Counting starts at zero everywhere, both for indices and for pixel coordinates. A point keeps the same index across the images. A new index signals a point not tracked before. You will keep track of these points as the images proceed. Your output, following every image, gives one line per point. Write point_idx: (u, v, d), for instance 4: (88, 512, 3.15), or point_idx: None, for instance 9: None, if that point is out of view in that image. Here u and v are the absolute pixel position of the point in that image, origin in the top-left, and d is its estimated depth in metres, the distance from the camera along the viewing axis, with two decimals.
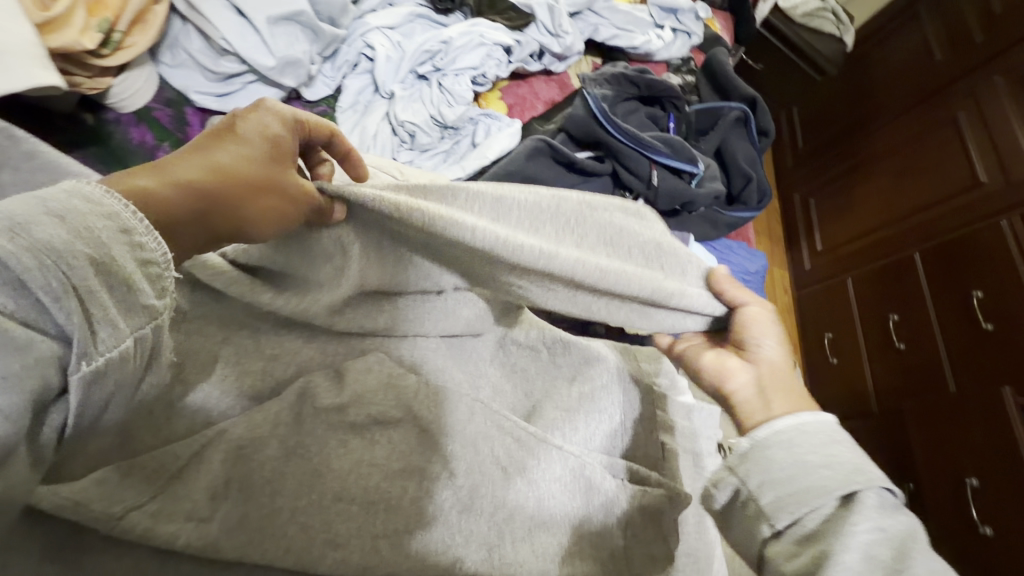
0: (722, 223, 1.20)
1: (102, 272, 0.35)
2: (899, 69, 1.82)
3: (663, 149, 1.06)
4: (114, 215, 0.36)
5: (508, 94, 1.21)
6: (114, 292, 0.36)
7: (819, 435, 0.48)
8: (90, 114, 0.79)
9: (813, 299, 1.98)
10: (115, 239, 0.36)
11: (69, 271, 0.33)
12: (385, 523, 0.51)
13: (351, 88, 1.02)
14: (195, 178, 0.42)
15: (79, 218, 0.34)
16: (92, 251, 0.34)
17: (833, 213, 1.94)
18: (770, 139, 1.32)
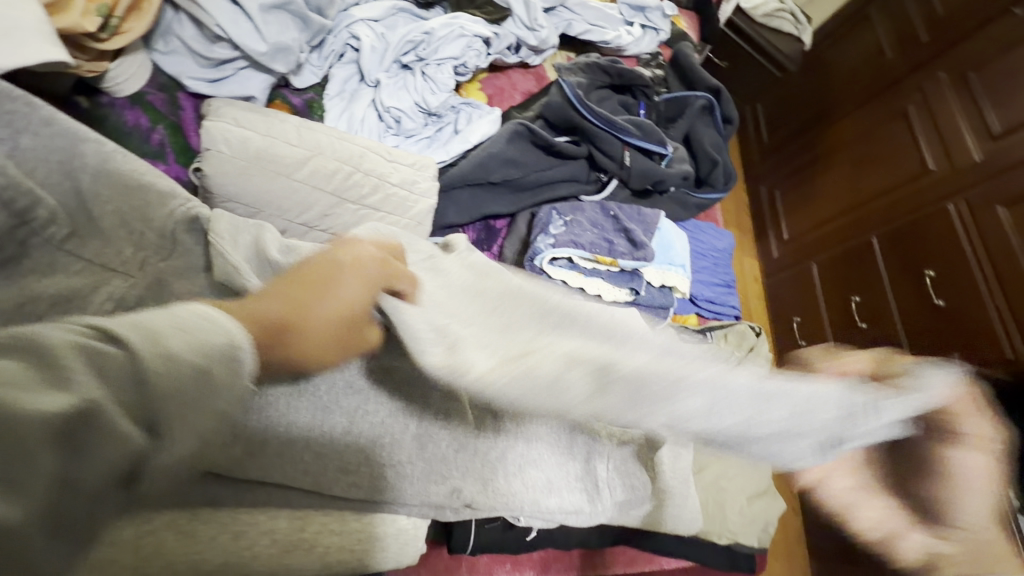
0: (692, 205, 1.30)
1: (188, 367, 0.32)
2: (854, 67, 1.95)
3: (635, 132, 1.14)
4: (223, 328, 0.35)
5: (487, 86, 1.28)
6: (203, 399, 0.33)
7: None
8: (85, 98, 0.82)
9: (781, 284, 2.06)
10: (228, 351, 0.34)
11: (148, 373, 0.31)
12: (391, 454, 0.57)
13: (337, 77, 1.07)
14: (275, 309, 0.41)
15: (194, 329, 0.34)
16: (197, 356, 0.33)
17: (798, 203, 2.04)
18: (733, 127, 1.42)
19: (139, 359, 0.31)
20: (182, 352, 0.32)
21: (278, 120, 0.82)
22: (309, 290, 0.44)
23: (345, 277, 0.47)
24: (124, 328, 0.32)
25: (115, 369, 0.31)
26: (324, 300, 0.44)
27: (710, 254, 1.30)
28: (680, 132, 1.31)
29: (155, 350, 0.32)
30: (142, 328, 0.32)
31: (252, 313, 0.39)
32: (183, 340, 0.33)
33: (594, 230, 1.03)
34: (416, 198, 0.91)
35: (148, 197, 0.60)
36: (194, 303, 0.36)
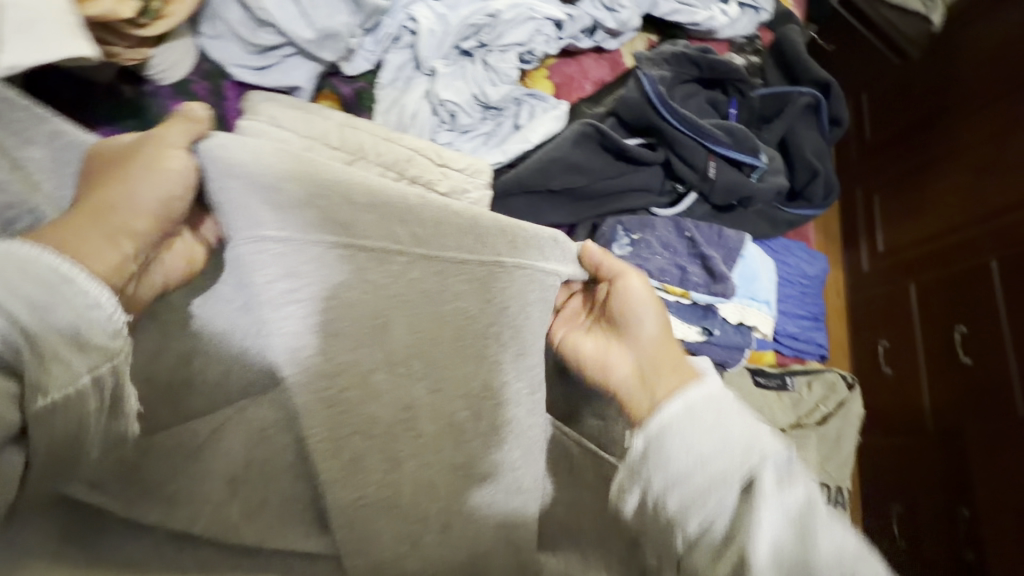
0: (781, 222, 1.12)
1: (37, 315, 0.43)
2: (990, 18, 1.44)
3: (723, 139, 0.98)
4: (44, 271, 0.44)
5: (555, 73, 1.14)
6: (64, 336, 0.44)
7: (704, 417, 0.54)
8: (130, 86, 0.78)
9: (868, 301, 1.68)
10: (66, 296, 0.45)
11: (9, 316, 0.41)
12: None
13: (392, 63, 0.96)
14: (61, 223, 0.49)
15: (28, 270, 0.43)
16: (35, 303, 0.43)
17: (897, 200, 1.61)
18: (841, 128, 1.22)
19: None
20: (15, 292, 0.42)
21: (320, 117, 0.75)
22: (123, 181, 0.53)
23: (152, 155, 0.54)
24: None
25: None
26: (136, 191, 0.53)
27: (797, 280, 1.13)
28: (775, 135, 1.12)
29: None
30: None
31: (77, 232, 0.49)
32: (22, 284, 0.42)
33: (664, 254, 0.90)
34: (464, 210, 0.81)
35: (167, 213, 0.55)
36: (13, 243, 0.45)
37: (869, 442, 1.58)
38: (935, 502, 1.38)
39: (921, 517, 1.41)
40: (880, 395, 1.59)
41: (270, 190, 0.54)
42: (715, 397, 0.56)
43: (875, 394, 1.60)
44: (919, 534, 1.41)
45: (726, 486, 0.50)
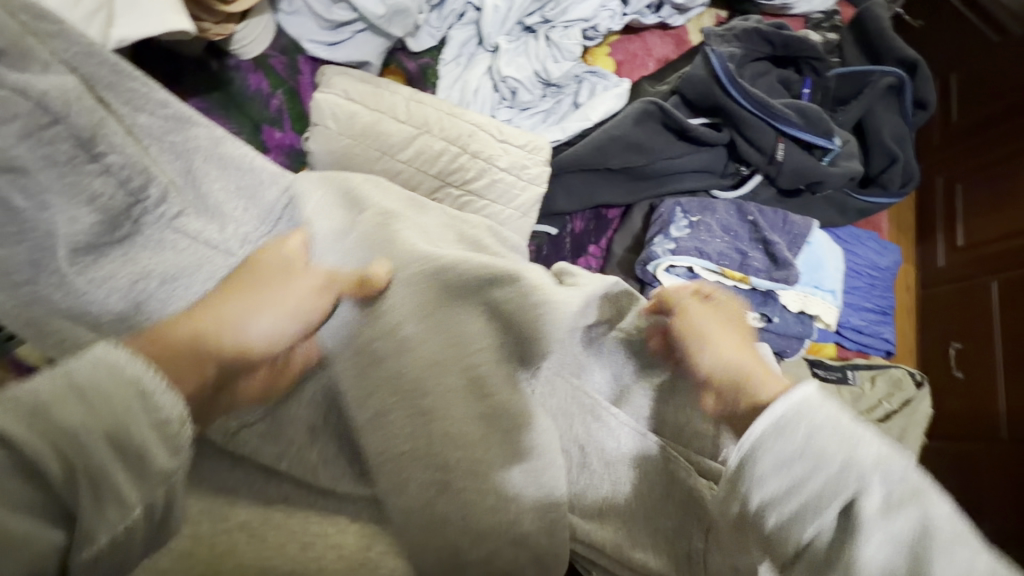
0: (852, 210, 1.08)
1: (113, 445, 0.35)
2: None
3: (794, 119, 0.93)
4: (137, 386, 0.36)
5: (617, 50, 1.12)
6: (124, 460, 0.36)
7: (823, 433, 0.44)
8: (215, 61, 0.83)
9: (941, 300, 1.57)
10: (138, 419, 0.36)
11: (73, 446, 0.34)
12: (470, 493, 0.52)
13: (456, 40, 0.98)
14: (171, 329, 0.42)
15: (96, 395, 0.35)
16: (110, 427, 0.35)
17: (984, 193, 1.48)
18: (927, 112, 1.13)
19: (24, 441, 0.32)
20: (82, 424, 0.34)
21: (387, 92, 0.78)
22: (249, 299, 0.47)
23: (290, 282, 0.50)
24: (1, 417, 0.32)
25: (34, 446, 0.33)
26: (263, 313, 0.47)
27: (866, 271, 1.07)
28: (852, 117, 1.06)
29: (37, 429, 0.33)
30: (32, 405, 0.33)
31: (190, 337, 0.42)
32: (80, 412, 0.35)
33: (725, 238, 0.88)
34: (523, 186, 0.82)
35: (259, 178, 0.58)
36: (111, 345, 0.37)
37: (934, 447, 1.49)
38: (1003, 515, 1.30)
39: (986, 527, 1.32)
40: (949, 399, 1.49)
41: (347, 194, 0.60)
42: (815, 406, 0.45)
43: (944, 397, 1.50)
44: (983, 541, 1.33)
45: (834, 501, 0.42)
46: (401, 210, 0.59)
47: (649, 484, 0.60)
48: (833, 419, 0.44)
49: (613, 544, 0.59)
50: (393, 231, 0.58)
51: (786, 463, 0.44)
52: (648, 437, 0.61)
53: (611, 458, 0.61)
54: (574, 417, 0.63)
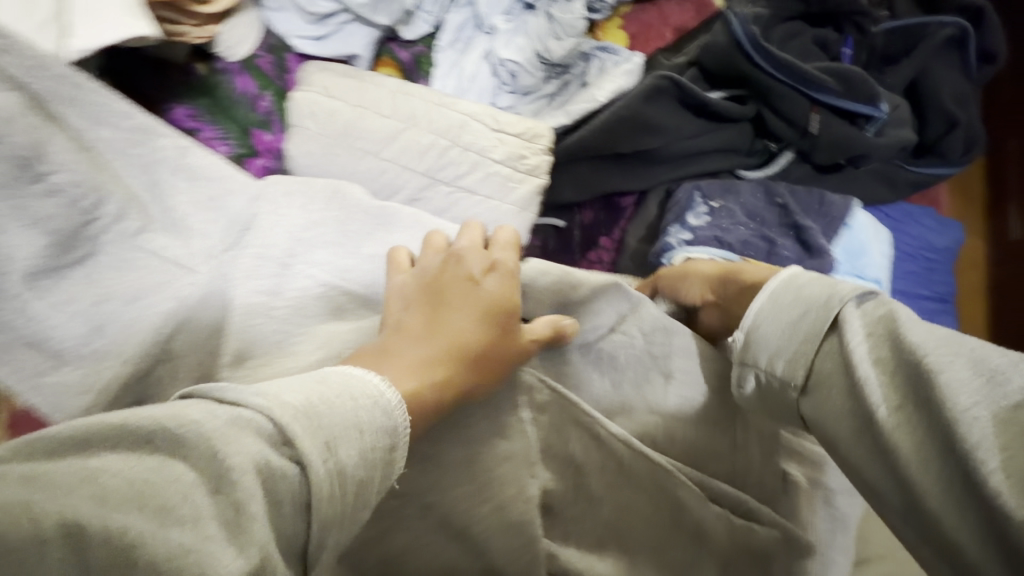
0: (903, 183, 0.95)
1: (360, 492, 0.37)
2: None
3: (829, 85, 0.81)
4: (391, 430, 0.40)
5: (631, 22, 1.02)
6: (355, 509, 0.37)
7: (799, 286, 0.51)
8: (203, 64, 0.81)
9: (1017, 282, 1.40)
10: (377, 466, 0.38)
11: (353, 481, 0.36)
12: (460, 539, 0.48)
13: (451, 24, 0.92)
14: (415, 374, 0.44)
15: (366, 430, 0.38)
16: (364, 472, 0.37)
17: None
18: (996, 66, 0.98)
19: (315, 470, 0.34)
20: (355, 463, 0.36)
21: (373, 86, 0.73)
22: (462, 319, 0.48)
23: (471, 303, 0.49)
24: (307, 436, 0.34)
25: (317, 477, 0.34)
26: (459, 308, 0.49)
27: (923, 252, 0.95)
28: (904, 77, 0.93)
29: (328, 463, 0.34)
30: (325, 432, 0.35)
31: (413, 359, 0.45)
32: (355, 452, 0.36)
33: (749, 224, 0.78)
34: (521, 178, 0.75)
35: (220, 187, 0.54)
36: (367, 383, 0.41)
37: None
38: None
39: None
40: None
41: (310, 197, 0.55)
42: (800, 274, 0.53)
43: None
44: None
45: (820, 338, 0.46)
46: (377, 217, 0.56)
47: (656, 508, 0.55)
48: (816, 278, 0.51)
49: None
50: (363, 245, 0.55)
51: (769, 319, 0.51)
52: (656, 458, 0.54)
53: (610, 480, 0.54)
54: (571, 435, 0.54)
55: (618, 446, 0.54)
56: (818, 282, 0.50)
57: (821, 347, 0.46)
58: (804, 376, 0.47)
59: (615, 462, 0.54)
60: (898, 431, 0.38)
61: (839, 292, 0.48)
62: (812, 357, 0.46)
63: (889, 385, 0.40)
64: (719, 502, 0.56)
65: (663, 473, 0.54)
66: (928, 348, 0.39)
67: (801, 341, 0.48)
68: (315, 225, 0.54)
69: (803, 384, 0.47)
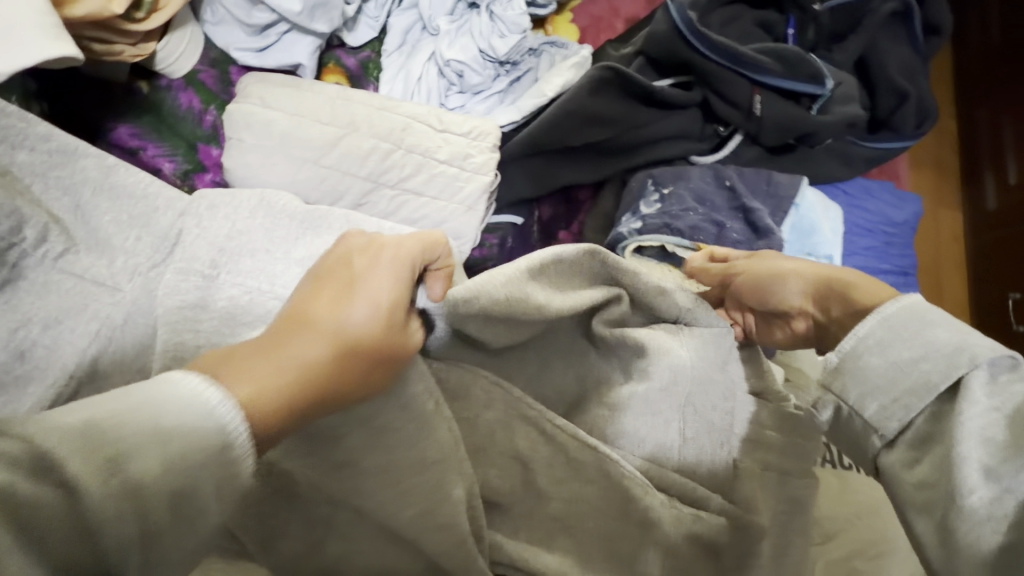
0: (859, 159, 0.95)
1: (176, 509, 0.30)
2: None
3: (770, 65, 0.82)
4: (220, 438, 0.32)
5: (581, 15, 1.02)
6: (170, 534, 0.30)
7: (906, 321, 0.47)
8: (145, 82, 0.80)
9: (995, 251, 1.41)
10: (205, 479, 0.31)
11: (159, 498, 0.29)
12: (394, 546, 0.47)
13: (396, 28, 0.92)
14: (263, 378, 0.36)
15: (171, 445, 0.30)
16: (179, 487, 0.30)
17: None
18: (942, 37, 0.98)
19: (102, 496, 0.27)
20: (163, 474, 0.29)
21: (311, 93, 0.72)
22: (340, 305, 0.41)
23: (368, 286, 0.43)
24: (81, 459, 0.27)
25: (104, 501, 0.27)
26: (328, 296, 0.42)
27: (881, 228, 0.95)
28: (852, 53, 0.93)
29: (116, 483, 0.28)
30: (109, 449, 0.28)
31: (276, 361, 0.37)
32: (158, 464, 0.29)
33: (699, 209, 0.78)
34: (467, 177, 0.75)
35: (150, 204, 0.55)
36: (177, 394, 0.32)
37: None
38: None
39: None
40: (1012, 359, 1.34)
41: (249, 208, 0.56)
42: (924, 307, 0.48)
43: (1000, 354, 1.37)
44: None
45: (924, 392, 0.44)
46: (304, 221, 0.57)
47: (604, 501, 0.54)
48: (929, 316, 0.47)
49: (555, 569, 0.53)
50: (290, 250, 0.55)
51: (875, 354, 0.47)
52: (604, 452, 0.53)
53: (558, 476, 0.54)
54: (519, 433, 0.53)
55: (564, 438, 0.53)
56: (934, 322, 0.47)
57: (931, 402, 0.44)
58: (898, 429, 0.46)
59: (562, 455, 0.53)
60: (992, 522, 0.37)
61: (963, 346, 0.44)
62: (916, 413, 0.45)
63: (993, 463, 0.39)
64: (668, 491, 0.56)
65: (613, 465, 0.53)
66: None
67: (896, 387, 0.46)
68: (241, 232, 0.55)
69: (893, 436, 0.46)
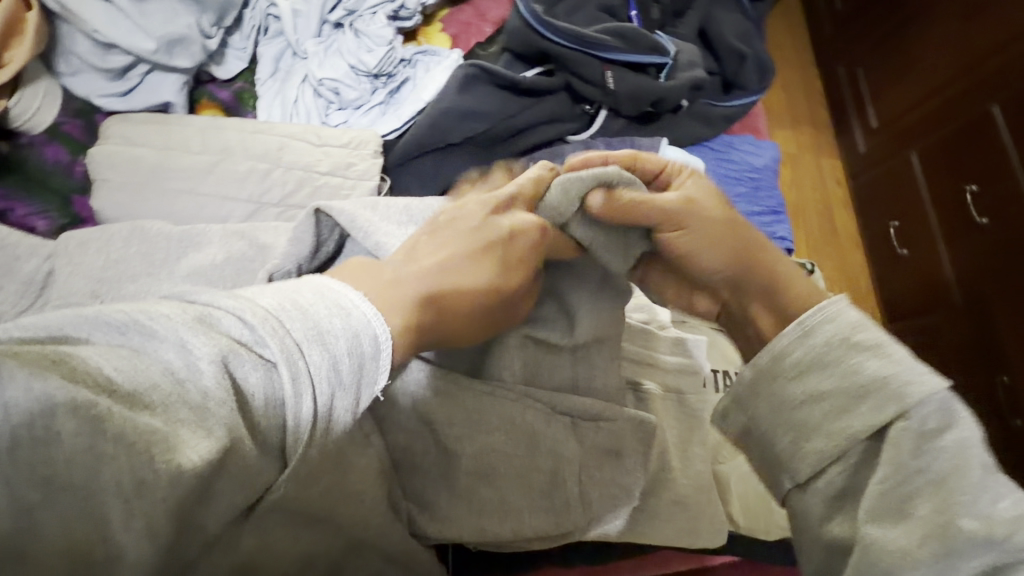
0: (718, 117, 1.05)
1: (326, 383, 0.33)
2: None
3: (614, 43, 0.91)
4: (357, 346, 0.35)
5: (449, 24, 1.08)
6: (316, 395, 0.33)
7: (832, 340, 0.47)
8: (2, 141, 0.77)
9: (870, 187, 1.56)
10: (342, 368, 0.34)
11: (309, 373, 0.33)
12: (317, 530, 0.49)
13: (266, 56, 0.94)
14: (406, 298, 0.43)
15: (323, 330, 0.34)
16: (324, 368, 0.33)
17: (886, 80, 1.50)
18: (766, 4, 1.12)
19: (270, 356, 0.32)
20: (318, 356, 0.33)
21: (177, 126, 0.74)
22: (448, 267, 0.48)
23: (467, 258, 0.49)
24: (261, 330, 0.32)
25: (261, 364, 0.32)
26: (444, 262, 0.48)
27: (747, 174, 1.06)
28: (692, 26, 1.03)
29: (283, 344, 0.32)
30: (275, 322, 0.33)
31: (411, 291, 0.44)
32: (317, 344, 0.34)
33: None
34: (351, 184, 0.77)
35: (12, 251, 0.55)
36: (346, 297, 0.38)
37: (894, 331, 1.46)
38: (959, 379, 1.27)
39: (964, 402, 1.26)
40: (900, 280, 1.46)
41: (134, 236, 0.58)
42: (855, 325, 0.47)
43: (891, 277, 1.49)
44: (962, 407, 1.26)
45: (840, 429, 0.45)
46: (181, 239, 0.58)
47: (517, 450, 0.57)
48: (853, 321, 0.48)
49: (471, 530, 0.57)
50: (173, 268, 0.56)
51: (794, 384, 0.47)
52: (497, 393, 0.56)
53: (461, 432, 0.55)
54: (416, 399, 0.55)
55: (454, 386, 0.55)
56: (864, 328, 0.47)
57: (841, 449, 0.45)
58: (809, 475, 0.46)
59: (460, 409, 0.55)
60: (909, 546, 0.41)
61: (888, 384, 0.45)
62: (830, 463, 0.46)
63: (914, 549, 0.41)
64: (568, 415, 0.59)
65: (509, 406, 0.56)
66: (961, 450, 0.42)
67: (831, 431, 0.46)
68: (117, 262, 0.56)
69: (804, 481, 0.47)
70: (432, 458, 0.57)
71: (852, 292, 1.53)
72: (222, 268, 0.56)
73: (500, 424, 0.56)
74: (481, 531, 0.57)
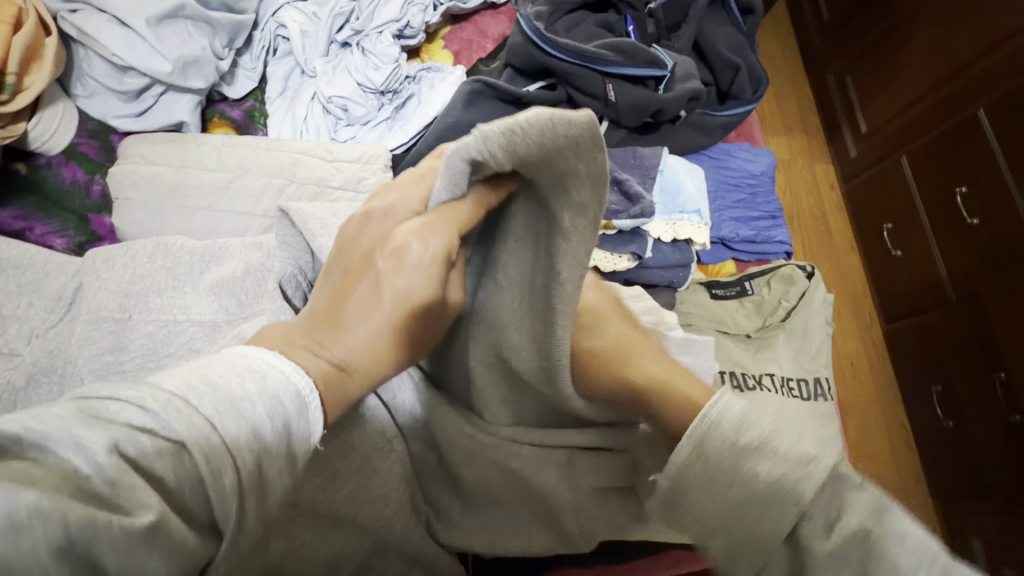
0: (716, 126, 1.07)
1: (254, 454, 0.30)
2: None
3: (613, 57, 0.94)
4: (276, 403, 0.32)
5: (452, 41, 1.11)
6: (243, 470, 0.29)
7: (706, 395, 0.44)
8: (22, 163, 0.79)
9: (863, 190, 1.59)
10: (273, 433, 0.31)
11: (227, 448, 0.28)
12: (345, 532, 0.51)
13: (276, 75, 0.97)
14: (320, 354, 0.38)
15: (226, 398, 0.29)
16: (230, 446, 0.29)
17: (875, 87, 1.54)
18: (758, 16, 1.16)
19: (181, 437, 0.27)
20: (236, 427, 0.29)
21: (194, 145, 0.76)
22: (364, 301, 0.42)
23: (383, 281, 0.42)
24: (163, 406, 0.28)
25: (173, 442, 0.27)
26: (360, 297, 0.42)
27: (745, 181, 1.09)
28: (688, 39, 1.07)
29: (194, 418, 0.28)
30: (180, 392, 0.28)
31: (323, 345, 0.39)
32: (231, 413, 0.29)
33: None
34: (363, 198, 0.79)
35: (44, 269, 0.58)
36: (236, 356, 0.32)
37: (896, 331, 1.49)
38: (959, 377, 1.29)
39: (964, 401, 1.28)
40: (897, 282, 1.48)
41: (160, 251, 0.60)
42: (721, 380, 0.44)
43: (889, 280, 1.51)
44: (962, 406, 1.28)
45: None
46: (204, 255, 0.60)
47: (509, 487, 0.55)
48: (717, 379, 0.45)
49: (485, 540, 0.58)
50: (200, 279, 0.58)
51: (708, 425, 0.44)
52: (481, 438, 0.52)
53: (458, 460, 0.54)
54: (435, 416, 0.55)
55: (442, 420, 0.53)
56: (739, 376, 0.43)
57: None
58: None
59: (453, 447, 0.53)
60: None
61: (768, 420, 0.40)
62: None
63: None
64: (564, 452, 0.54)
65: (496, 453, 0.52)
66: None
67: (730, 482, 0.37)
68: (143, 277, 0.58)
69: None
70: (449, 469, 0.58)
71: (849, 296, 1.57)
72: (239, 278, 0.59)
73: (489, 468, 0.53)
74: (496, 543, 0.58)
